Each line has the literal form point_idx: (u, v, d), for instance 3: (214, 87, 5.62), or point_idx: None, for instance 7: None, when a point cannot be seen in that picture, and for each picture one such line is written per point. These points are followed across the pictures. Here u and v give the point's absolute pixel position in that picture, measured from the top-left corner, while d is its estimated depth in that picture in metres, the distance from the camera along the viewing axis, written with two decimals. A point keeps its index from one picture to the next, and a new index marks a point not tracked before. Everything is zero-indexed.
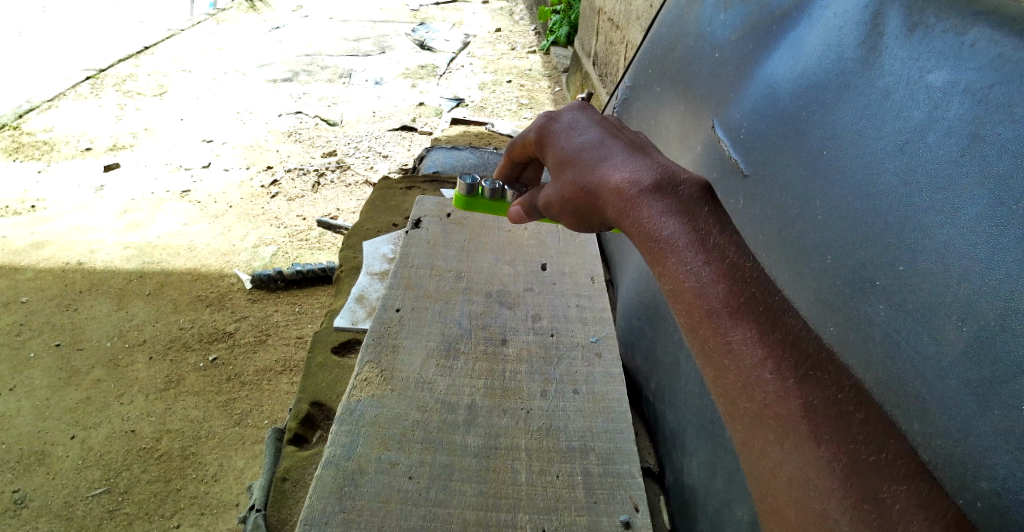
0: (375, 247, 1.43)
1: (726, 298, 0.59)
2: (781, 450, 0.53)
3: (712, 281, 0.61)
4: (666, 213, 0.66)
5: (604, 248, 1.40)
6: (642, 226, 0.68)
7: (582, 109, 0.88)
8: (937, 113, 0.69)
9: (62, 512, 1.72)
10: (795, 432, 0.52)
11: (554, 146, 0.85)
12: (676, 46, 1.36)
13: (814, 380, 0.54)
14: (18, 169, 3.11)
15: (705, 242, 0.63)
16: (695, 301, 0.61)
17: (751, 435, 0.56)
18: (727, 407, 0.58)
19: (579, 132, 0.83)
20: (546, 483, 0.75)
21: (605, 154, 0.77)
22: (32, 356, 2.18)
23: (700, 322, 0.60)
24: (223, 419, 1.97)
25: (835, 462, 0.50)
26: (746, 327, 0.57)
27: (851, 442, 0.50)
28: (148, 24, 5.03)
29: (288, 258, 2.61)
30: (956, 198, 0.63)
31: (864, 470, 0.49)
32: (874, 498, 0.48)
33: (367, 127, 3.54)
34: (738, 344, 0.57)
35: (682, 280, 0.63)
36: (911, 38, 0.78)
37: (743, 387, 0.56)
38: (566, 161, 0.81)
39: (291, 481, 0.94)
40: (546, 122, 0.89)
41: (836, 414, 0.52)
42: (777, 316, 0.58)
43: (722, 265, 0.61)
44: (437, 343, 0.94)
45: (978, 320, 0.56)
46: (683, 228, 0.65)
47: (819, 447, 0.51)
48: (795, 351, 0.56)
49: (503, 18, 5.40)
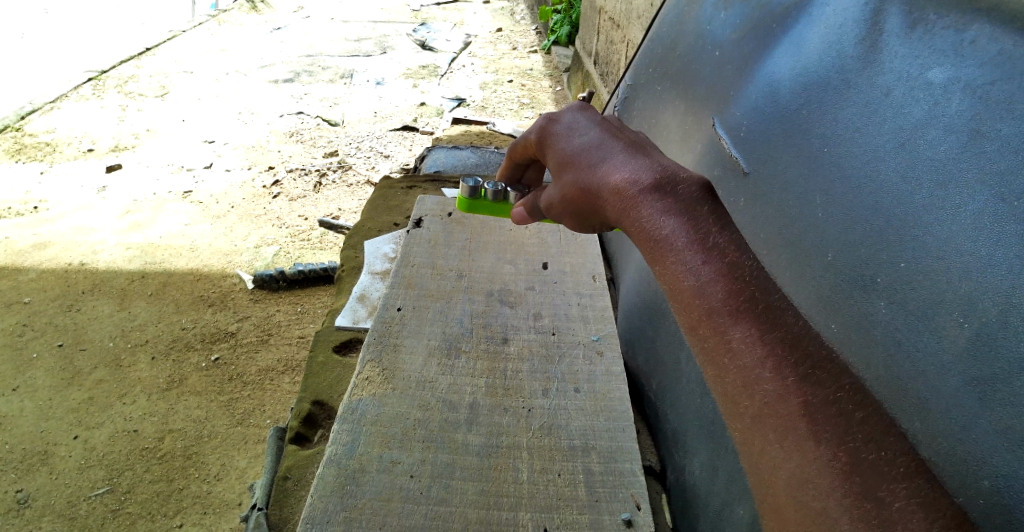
0: (376, 247, 1.43)
1: (726, 298, 0.59)
2: (781, 450, 0.53)
3: (712, 281, 0.61)
4: (666, 212, 0.67)
5: (604, 247, 1.40)
6: (642, 226, 0.68)
7: (582, 110, 0.89)
8: (937, 110, 0.69)
9: (65, 511, 1.73)
10: (795, 431, 0.53)
11: (554, 147, 0.85)
12: (677, 45, 1.36)
13: (814, 379, 0.54)
14: (21, 170, 3.12)
15: (705, 241, 0.63)
16: (695, 300, 0.61)
17: (752, 435, 0.56)
18: (727, 407, 0.58)
19: (580, 132, 0.83)
20: (548, 482, 0.75)
21: (606, 154, 0.77)
22: (35, 356, 2.19)
23: (700, 322, 0.60)
24: (225, 419, 1.97)
25: (834, 462, 0.50)
26: (746, 326, 0.58)
27: (850, 441, 0.50)
28: (150, 25, 5.04)
29: (289, 259, 2.61)
30: (957, 195, 0.63)
31: (864, 469, 0.49)
32: (874, 497, 0.48)
33: (368, 127, 3.55)
34: (738, 343, 0.57)
35: (681, 280, 0.63)
36: (912, 36, 0.78)
37: (743, 386, 0.56)
38: (566, 161, 0.81)
39: (292, 480, 0.94)
40: (547, 122, 0.89)
41: (835, 414, 0.52)
42: (777, 315, 0.58)
43: (722, 265, 0.61)
44: (439, 342, 0.94)
45: (979, 317, 0.56)
46: (683, 228, 0.65)
47: (819, 446, 0.51)
48: (795, 350, 0.56)
49: (504, 17, 5.41)
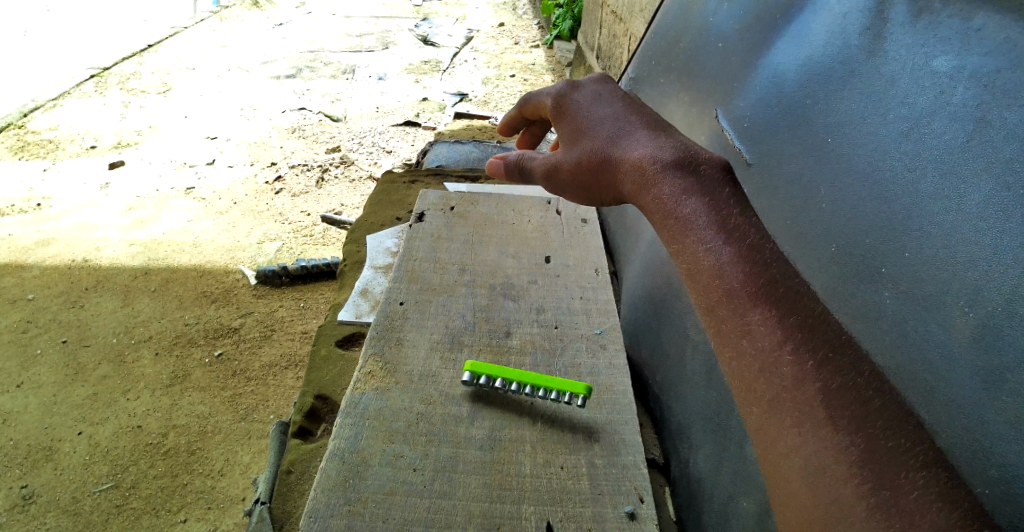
0: (379, 241, 1.43)
1: (746, 279, 0.60)
2: (798, 435, 0.53)
3: (732, 262, 0.61)
4: (686, 192, 0.68)
5: (608, 239, 1.39)
6: (662, 203, 0.69)
7: (602, 88, 0.90)
8: (944, 98, 0.69)
9: (69, 507, 1.73)
10: (812, 417, 0.52)
11: (572, 116, 0.86)
12: (681, 38, 1.35)
13: (832, 365, 0.54)
14: (23, 168, 3.13)
15: (725, 222, 0.64)
16: (713, 280, 0.61)
17: (768, 420, 0.56)
18: (742, 391, 0.58)
19: (602, 105, 0.85)
20: (551, 475, 0.75)
21: (626, 131, 0.79)
22: (39, 352, 2.20)
23: (719, 303, 0.61)
24: (228, 414, 1.98)
25: (852, 447, 0.50)
26: (765, 309, 0.58)
27: (867, 429, 0.50)
28: (152, 21, 5.01)
29: (292, 254, 2.61)
30: (963, 185, 0.63)
31: (880, 459, 0.49)
32: (891, 485, 0.47)
33: (370, 123, 3.55)
34: (757, 325, 0.58)
35: (699, 259, 0.63)
36: (917, 24, 0.77)
37: (761, 370, 0.56)
38: (585, 131, 0.83)
39: (296, 474, 0.95)
40: (566, 97, 0.90)
41: (854, 400, 0.52)
42: (797, 299, 0.58)
43: (742, 246, 0.62)
44: (442, 336, 0.94)
45: (986, 308, 0.56)
46: (704, 207, 0.66)
47: (836, 432, 0.51)
48: (815, 335, 0.56)
49: (506, 12, 5.38)
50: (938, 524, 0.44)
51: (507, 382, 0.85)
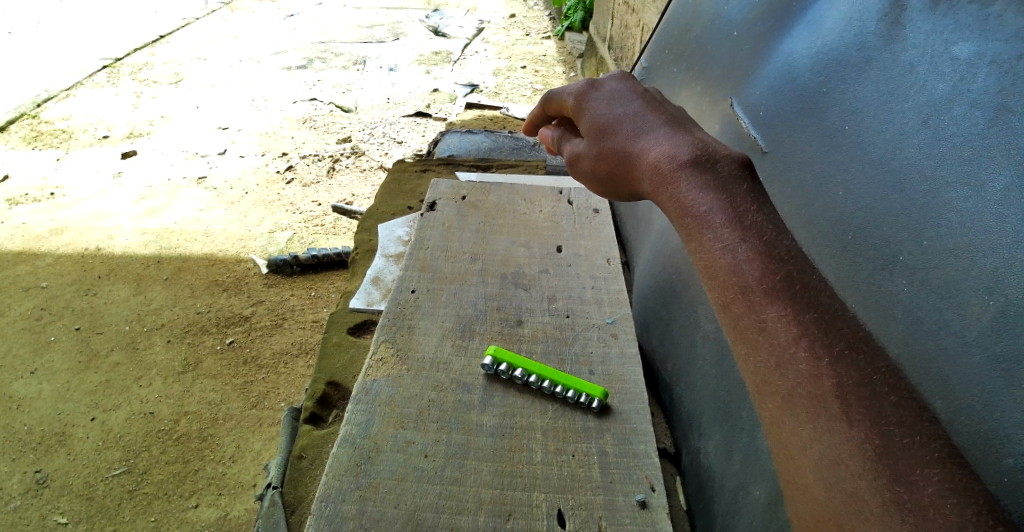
0: (390, 230, 1.43)
1: (762, 276, 0.59)
2: (812, 430, 0.53)
3: (748, 259, 0.61)
4: (704, 188, 0.67)
5: (619, 228, 1.38)
6: (678, 201, 0.69)
7: (624, 81, 0.89)
8: (963, 84, 0.68)
9: (84, 492, 1.76)
10: (827, 411, 0.52)
11: (591, 112, 0.86)
12: (695, 27, 1.34)
13: (849, 359, 0.53)
14: (37, 157, 3.15)
15: (742, 219, 0.64)
16: (730, 278, 0.61)
17: (783, 413, 0.55)
18: (757, 387, 0.58)
19: (621, 103, 0.84)
20: (561, 462, 0.75)
21: (645, 128, 0.78)
22: (52, 339, 2.22)
23: (734, 299, 0.61)
24: (239, 401, 2.00)
25: (866, 443, 0.50)
26: (782, 307, 0.57)
27: (882, 425, 0.50)
28: (164, 13, 5.01)
29: (304, 243, 2.62)
30: (983, 174, 0.62)
31: (896, 453, 0.48)
32: (905, 481, 0.47)
33: (382, 113, 3.55)
34: (773, 322, 0.57)
35: (717, 257, 0.63)
36: (936, 11, 0.76)
37: (776, 364, 0.56)
38: (605, 127, 0.83)
39: (308, 459, 0.96)
40: (586, 91, 0.90)
41: (868, 396, 0.51)
42: (814, 295, 0.58)
43: (759, 243, 0.61)
44: (453, 324, 0.94)
45: (1004, 296, 0.56)
46: (722, 205, 0.66)
47: (851, 427, 0.51)
48: (830, 331, 0.55)
49: (517, 4, 5.35)
50: (948, 518, 0.44)
51: (526, 372, 0.85)
